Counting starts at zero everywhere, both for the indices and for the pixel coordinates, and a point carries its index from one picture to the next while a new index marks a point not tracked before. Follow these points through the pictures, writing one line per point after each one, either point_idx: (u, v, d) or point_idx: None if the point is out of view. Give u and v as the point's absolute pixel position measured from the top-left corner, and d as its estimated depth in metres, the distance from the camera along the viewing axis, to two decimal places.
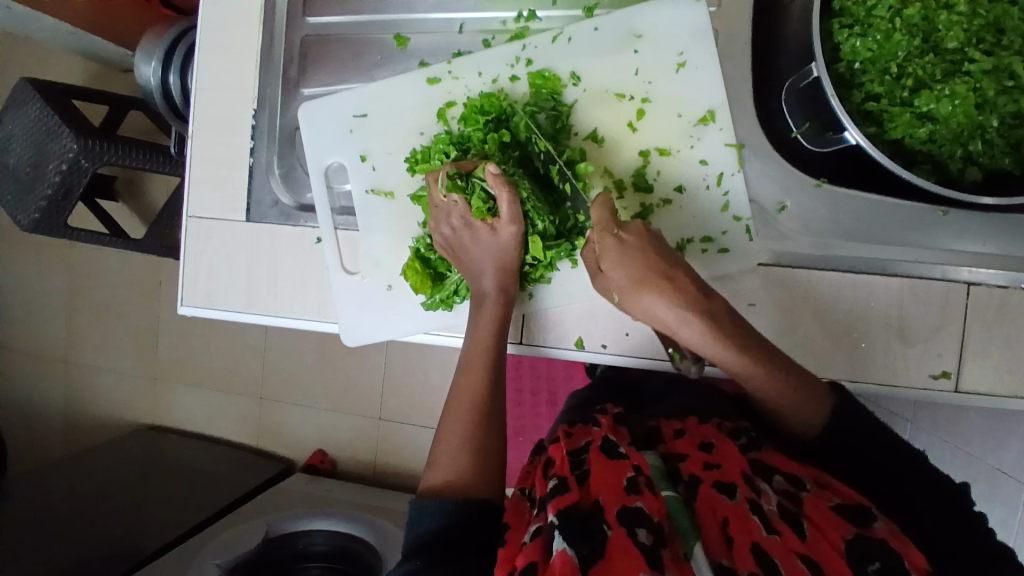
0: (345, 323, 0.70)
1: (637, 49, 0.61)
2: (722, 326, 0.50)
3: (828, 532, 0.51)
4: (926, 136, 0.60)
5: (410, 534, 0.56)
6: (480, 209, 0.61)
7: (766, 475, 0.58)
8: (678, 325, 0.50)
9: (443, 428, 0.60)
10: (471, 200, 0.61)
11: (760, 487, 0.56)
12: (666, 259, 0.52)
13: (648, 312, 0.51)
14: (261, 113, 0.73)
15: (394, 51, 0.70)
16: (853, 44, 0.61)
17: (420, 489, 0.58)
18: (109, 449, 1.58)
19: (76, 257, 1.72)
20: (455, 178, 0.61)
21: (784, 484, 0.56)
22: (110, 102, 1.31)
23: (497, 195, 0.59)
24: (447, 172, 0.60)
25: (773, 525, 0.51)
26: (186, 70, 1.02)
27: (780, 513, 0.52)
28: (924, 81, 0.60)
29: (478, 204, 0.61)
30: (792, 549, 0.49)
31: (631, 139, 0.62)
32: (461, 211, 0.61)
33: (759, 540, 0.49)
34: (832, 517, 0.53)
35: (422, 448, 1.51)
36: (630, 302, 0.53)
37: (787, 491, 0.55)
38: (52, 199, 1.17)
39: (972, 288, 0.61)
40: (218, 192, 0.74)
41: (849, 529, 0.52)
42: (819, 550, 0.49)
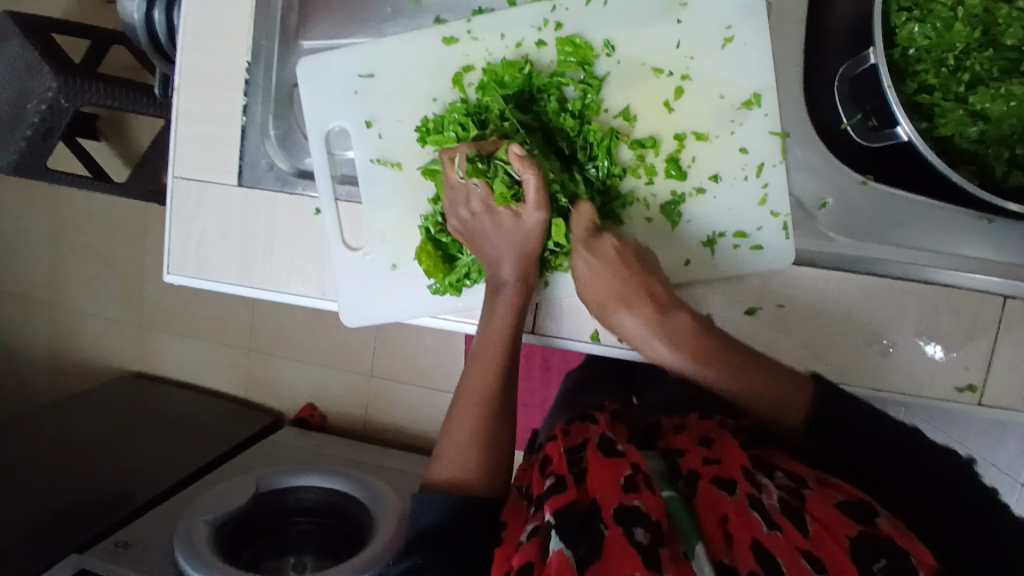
0: (345, 301, 0.65)
1: (680, 18, 0.55)
2: (695, 346, 0.54)
3: (832, 529, 0.46)
4: (975, 137, 0.55)
5: (410, 530, 0.53)
6: (503, 194, 0.56)
7: (768, 471, 0.53)
8: (653, 344, 0.54)
9: (451, 421, 0.57)
10: (493, 184, 0.56)
11: (761, 482, 0.51)
12: (636, 275, 0.55)
13: (616, 327, 0.56)
14: (255, 65, 0.66)
15: (405, 4, 0.63)
16: (912, 29, 0.55)
17: (423, 483, 0.56)
18: (95, 396, 1.55)
19: (57, 198, 1.64)
20: (475, 160, 0.56)
21: (786, 480, 0.52)
22: (92, 35, 1.21)
23: (523, 179, 0.54)
24: (466, 154, 0.56)
25: (776, 521, 0.46)
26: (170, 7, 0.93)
27: (783, 509, 0.48)
28: (980, 78, 0.56)
29: (501, 188, 0.56)
30: (794, 546, 0.44)
31: (666, 121, 0.56)
32: (481, 195, 0.57)
33: (761, 537, 0.45)
34: (836, 514, 0.47)
35: (415, 408, 1.50)
36: (605, 316, 0.57)
37: (789, 488, 0.50)
38: (31, 141, 1.09)
39: (1007, 301, 0.58)
40: (207, 150, 0.67)
41: (853, 526, 0.46)
42: (822, 547, 0.44)
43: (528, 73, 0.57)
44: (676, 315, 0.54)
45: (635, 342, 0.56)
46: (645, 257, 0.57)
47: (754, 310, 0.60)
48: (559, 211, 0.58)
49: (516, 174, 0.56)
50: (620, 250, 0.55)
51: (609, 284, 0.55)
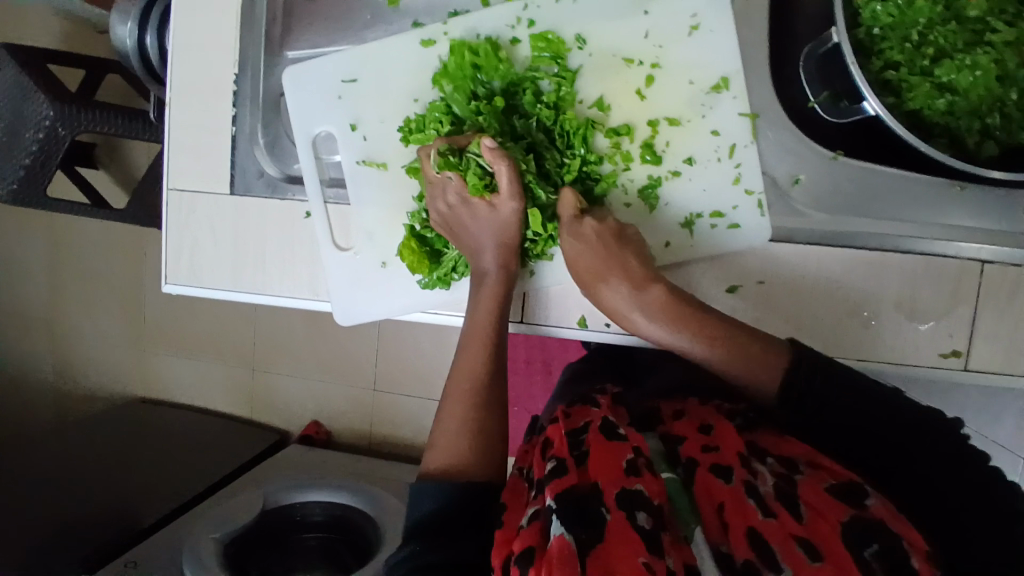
0: (338, 301, 0.67)
1: (647, 9, 0.57)
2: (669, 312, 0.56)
3: (825, 515, 0.47)
4: (945, 109, 0.57)
5: (410, 518, 0.54)
6: (478, 185, 0.58)
7: (758, 456, 0.53)
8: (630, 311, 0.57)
9: (442, 412, 0.58)
10: (467, 176, 0.58)
11: (755, 468, 0.52)
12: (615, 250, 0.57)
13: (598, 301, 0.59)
14: (243, 76, 0.68)
15: (385, 9, 0.65)
16: (874, 9, 0.58)
17: (420, 472, 0.57)
18: (100, 421, 1.57)
19: (57, 226, 1.67)
20: (447, 154, 0.58)
21: (777, 465, 0.52)
22: (86, 63, 1.24)
23: (496, 169, 0.57)
24: (438, 149, 0.57)
25: (770, 508, 0.47)
26: (161, 32, 0.98)
27: (777, 496, 0.49)
28: (945, 51, 0.57)
29: (474, 180, 0.58)
30: (789, 533, 0.45)
31: (639, 108, 0.58)
32: (457, 186, 0.59)
33: (757, 525, 0.46)
34: (829, 499, 0.48)
35: (418, 418, 1.51)
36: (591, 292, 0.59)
37: (780, 473, 0.51)
38: (30, 168, 1.12)
39: (986, 267, 0.59)
40: (199, 162, 0.69)
41: (845, 510, 0.47)
42: (816, 533, 0.45)
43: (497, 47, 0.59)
44: (653, 287, 0.56)
45: (618, 314, 0.58)
46: (631, 240, 0.58)
47: (735, 288, 0.61)
48: (537, 201, 0.60)
49: (489, 166, 0.58)
50: (600, 225, 0.57)
51: (590, 261, 0.57)
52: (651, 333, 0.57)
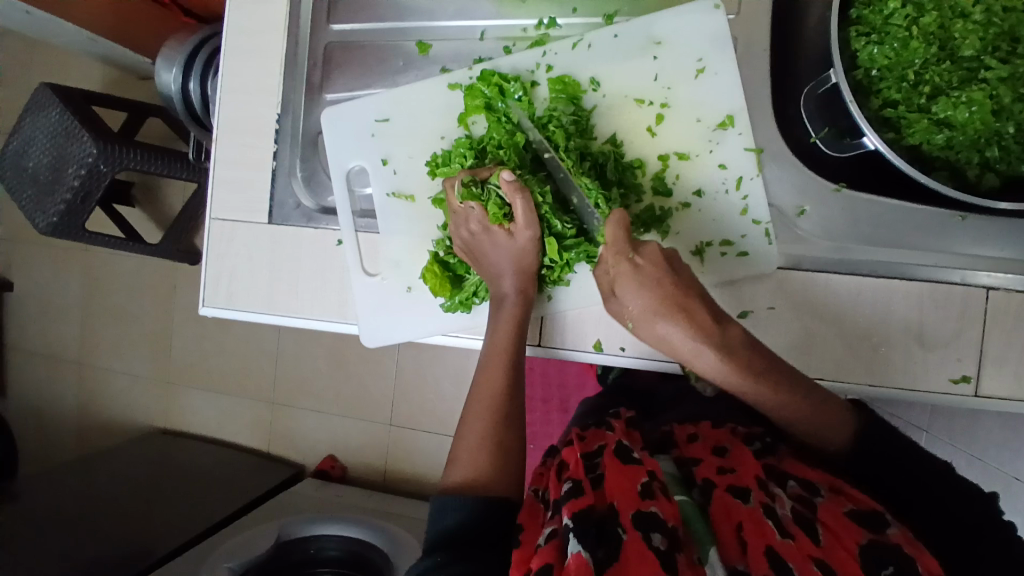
0: (364, 323, 0.70)
1: (656, 54, 0.62)
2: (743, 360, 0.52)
3: (842, 537, 0.49)
4: (943, 143, 0.61)
5: (430, 533, 0.56)
6: (496, 214, 0.62)
7: (781, 479, 0.56)
8: (696, 355, 0.52)
9: (463, 427, 0.61)
10: (487, 206, 0.62)
11: (774, 490, 0.53)
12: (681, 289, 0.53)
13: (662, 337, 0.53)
14: (284, 117, 0.74)
15: (416, 58, 0.72)
16: (871, 51, 0.62)
17: (440, 487, 0.59)
18: (122, 452, 1.59)
19: (93, 261, 1.75)
20: (470, 185, 0.62)
21: (798, 489, 0.54)
22: (132, 109, 1.34)
23: (513, 203, 0.60)
24: (462, 180, 0.62)
25: (788, 530, 0.49)
26: (204, 78, 1.06)
27: (796, 518, 0.50)
28: (941, 89, 0.61)
29: (494, 210, 0.62)
30: (806, 554, 0.47)
31: (650, 143, 0.62)
32: (478, 216, 0.62)
33: (775, 544, 0.47)
34: (847, 523, 0.50)
35: (434, 455, 1.52)
36: (643, 327, 0.54)
37: (800, 496, 0.53)
38: (71, 202, 1.20)
39: (991, 293, 0.60)
40: (241, 196, 0.75)
41: (863, 534, 0.49)
42: (834, 555, 0.47)
43: (524, 84, 0.64)
44: (729, 329, 0.52)
45: (687, 354, 0.52)
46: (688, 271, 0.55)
47: (746, 314, 0.63)
48: (553, 230, 0.63)
49: (507, 197, 0.62)
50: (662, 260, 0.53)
51: (656, 296, 0.52)
52: (725, 374, 0.52)
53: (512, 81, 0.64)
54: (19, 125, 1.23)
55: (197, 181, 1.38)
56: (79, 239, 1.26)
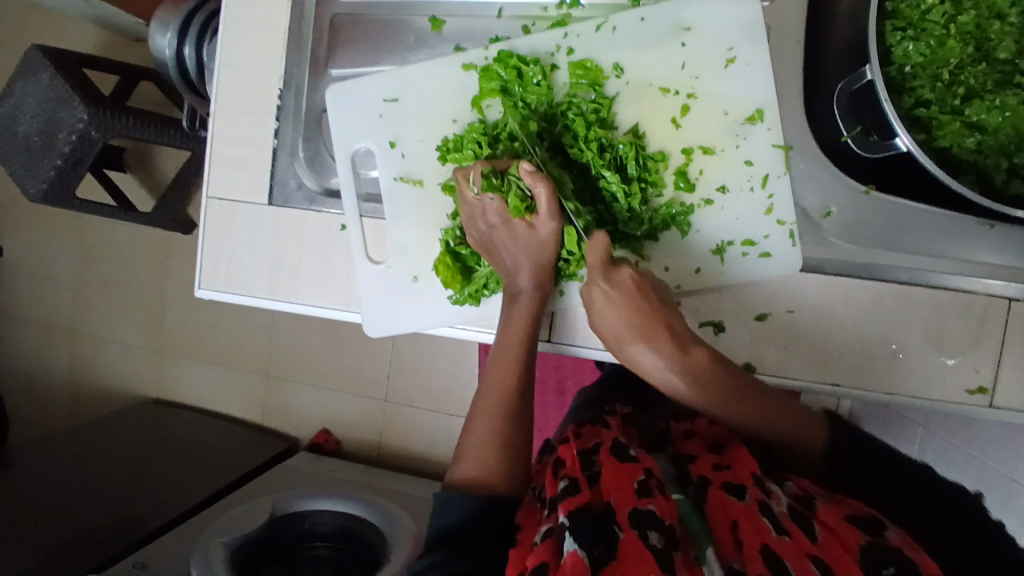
0: (368, 312, 0.68)
1: (684, 41, 0.59)
2: (710, 380, 0.52)
3: (843, 538, 0.47)
4: (974, 147, 0.58)
5: (433, 528, 0.55)
6: (518, 206, 0.59)
7: (778, 480, 0.54)
8: (664, 378, 0.52)
9: (471, 423, 0.59)
10: (508, 198, 0.59)
11: (771, 487, 0.52)
12: (647, 313, 0.53)
13: (632, 362, 0.53)
14: (287, 92, 0.70)
15: (428, 34, 0.68)
16: (906, 47, 0.58)
17: (445, 482, 0.57)
18: (113, 421, 1.58)
19: (85, 228, 1.70)
20: (489, 176, 0.59)
21: (796, 489, 0.53)
22: (125, 72, 1.29)
23: (535, 192, 0.58)
24: (481, 171, 0.59)
25: (785, 526, 0.47)
26: (202, 43, 1.02)
27: (793, 515, 0.49)
28: (975, 91, 0.58)
29: (515, 202, 0.59)
30: (803, 551, 0.45)
31: (674, 136, 0.59)
32: (497, 208, 0.60)
33: (770, 543, 0.45)
34: (847, 525, 0.48)
35: (429, 433, 1.52)
36: (617, 352, 0.55)
37: (798, 496, 0.52)
38: (62, 169, 1.16)
39: (1014, 304, 0.59)
40: (240, 173, 0.72)
41: (862, 536, 0.47)
42: (832, 554, 0.45)
43: (543, 67, 0.61)
44: (695, 351, 0.52)
45: (656, 379, 0.53)
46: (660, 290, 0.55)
47: (764, 316, 0.61)
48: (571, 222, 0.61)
49: (529, 189, 0.59)
50: (629, 284, 0.53)
51: (624, 322, 0.53)
52: (692, 398, 0.53)
53: (531, 64, 0.60)
54: (8, 88, 1.18)
55: (192, 149, 1.34)
56: (70, 207, 1.22)
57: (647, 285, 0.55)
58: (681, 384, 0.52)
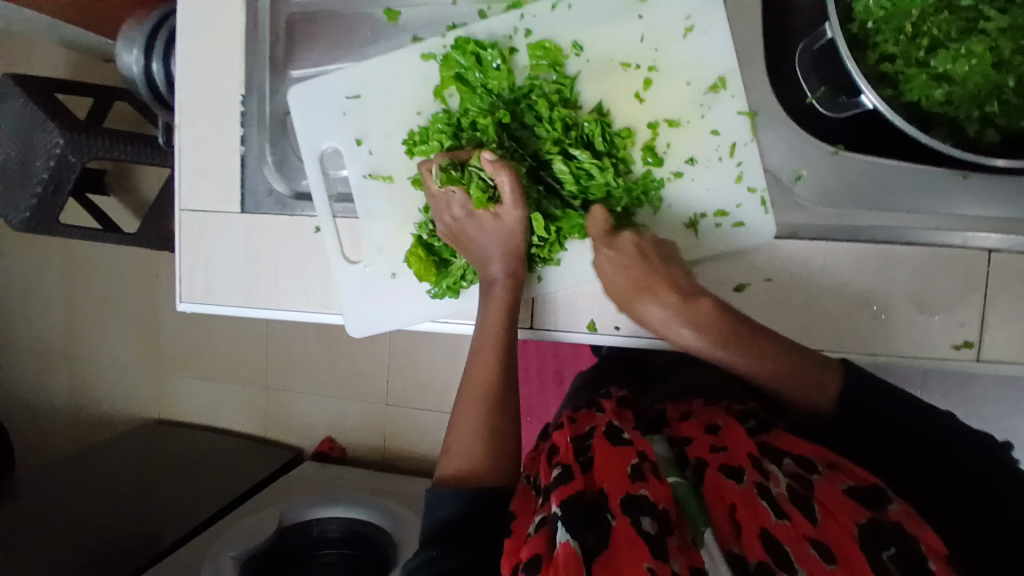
0: (349, 313, 0.68)
1: (641, 14, 0.58)
2: (716, 328, 0.54)
3: (839, 516, 0.45)
4: (942, 98, 0.57)
5: (428, 526, 0.54)
6: (480, 197, 0.59)
7: (775, 457, 0.51)
8: (671, 325, 0.55)
9: (456, 417, 0.59)
10: (470, 189, 0.60)
11: (769, 469, 0.50)
12: (649, 269, 0.56)
13: (641, 317, 0.57)
14: (250, 97, 0.69)
15: (385, 26, 0.67)
16: (866, 3, 0.58)
17: (435, 478, 0.57)
18: (115, 444, 1.58)
19: (72, 253, 1.70)
20: (449, 169, 0.59)
21: (794, 467, 0.50)
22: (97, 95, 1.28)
23: (498, 181, 0.58)
24: (440, 164, 0.59)
25: (783, 509, 0.46)
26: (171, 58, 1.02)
27: (791, 497, 0.47)
28: (940, 41, 0.57)
29: (477, 193, 0.59)
30: (801, 533, 0.44)
31: (638, 111, 0.59)
32: (461, 200, 0.61)
33: (769, 526, 0.45)
34: (845, 501, 0.47)
35: (432, 431, 1.52)
36: (628, 308, 0.58)
37: (797, 474, 0.49)
38: (43, 196, 1.16)
39: (994, 255, 0.58)
40: (210, 183, 0.71)
41: (862, 513, 0.46)
42: (831, 534, 0.44)
43: (502, 51, 0.60)
44: (701, 301, 0.55)
45: (664, 329, 0.56)
46: (666, 252, 0.58)
47: (742, 287, 0.61)
48: (535, 206, 0.61)
49: (491, 178, 0.59)
50: (632, 242, 0.57)
51: (627, 275, 0.57)
52: (702, 346, 0.54)
53: (489, 49, 0.60)
54: None
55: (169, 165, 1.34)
56: (54, 232, 1.21)
57: (651, 243, 0.58)
58: (684, 329, 0.54)
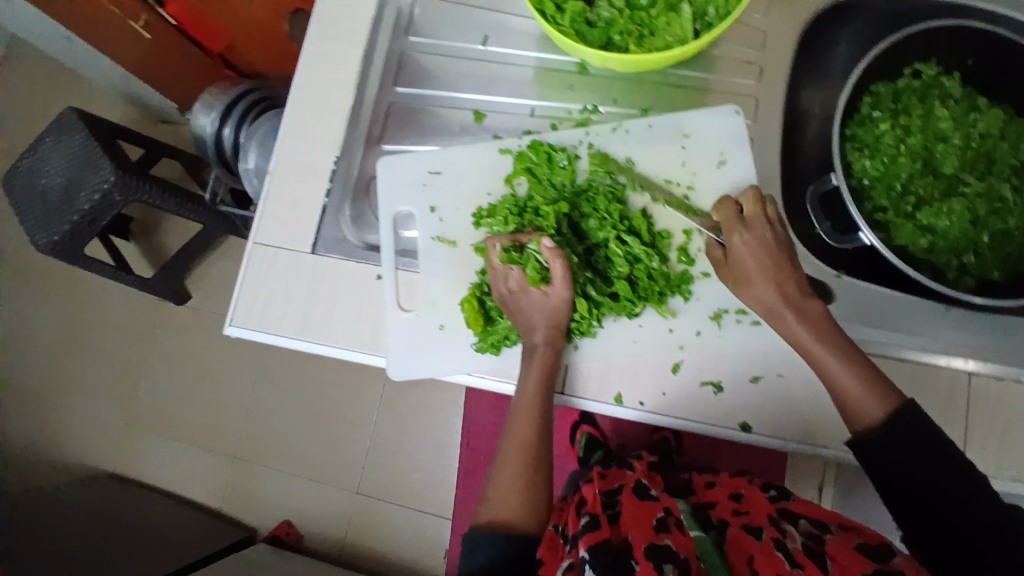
0: (393, 358, 0.73)
1: (685, 144, 0.72)
2: (824, 322, 0.60)
3: (848, 567, 0.52)
4: (927, 246, 0.74)
5: (462, 569, 0.58)
6: (535, 276, 0.68)
7: (792, 519, 0.62)
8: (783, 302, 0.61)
9: (494, 469, 0.64)
10: (526, 269, 0.69)
11: (785, 528, 0.60)
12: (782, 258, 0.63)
13: (752, 288, 0.63)
14: (341, 160, 0.79)
15: (471, 124, 0.80)
16: (863, 164, 0.76)
17: (472, 521, 0.61)
18: (58, 495, 1.46)
19: (76, 292, 1.72)
20: (510, 250, 0.69)
21: (809, 527, 0.60)
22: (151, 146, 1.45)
23: (552, 266, 0.67)
24: (503, 245, 0.69)
25: (798, 561, 0.54)
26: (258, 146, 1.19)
27: (805, 551, 0.56)
28: (925, 199, 0.74)
29: (533, 272, 0.68)
30: None
31: (677, 218, 0.70)
32: (517, 277, 0.69)
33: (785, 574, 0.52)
34: (853, 553, 0.54)
35: (401, 530, 1.46)
36: (740, 282, 0.64)
37: (812, 533, 0.59)
38: (76, 225, 1.25)
39: (973, 378, 0.67)
40: (287, 225, 0.78)
41: (868, 564, 0.52)
42: None
43: (569, 155, 0.73)
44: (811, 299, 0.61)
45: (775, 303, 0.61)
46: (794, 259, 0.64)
47: (758, 378, 0.67)
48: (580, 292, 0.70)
49: (546, 262, 0.68)
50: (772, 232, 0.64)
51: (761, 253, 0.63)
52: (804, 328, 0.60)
53: (560, 152, 0.73)
54: (37, 143, 1.28)
55: (202, 222, 1.45)
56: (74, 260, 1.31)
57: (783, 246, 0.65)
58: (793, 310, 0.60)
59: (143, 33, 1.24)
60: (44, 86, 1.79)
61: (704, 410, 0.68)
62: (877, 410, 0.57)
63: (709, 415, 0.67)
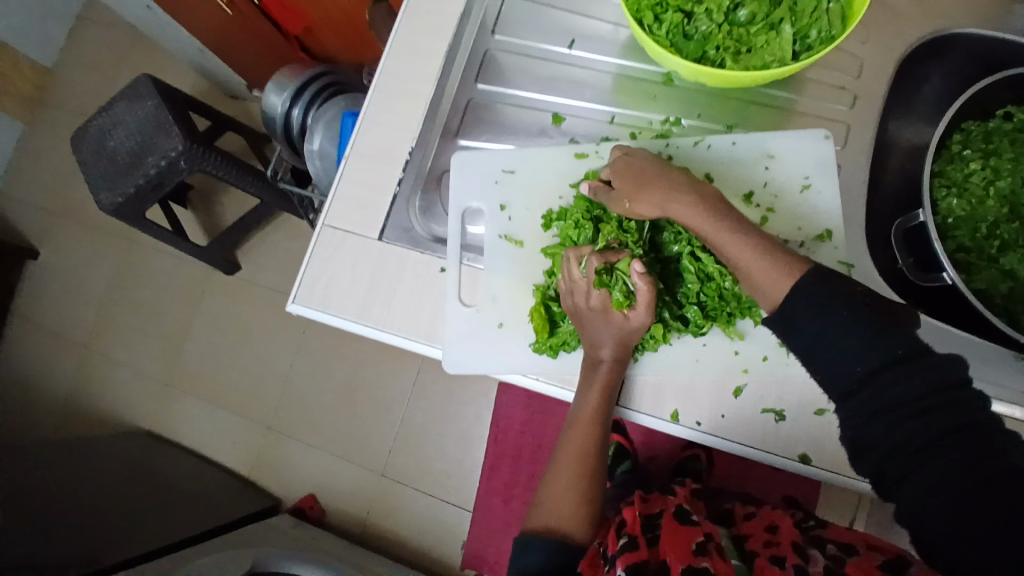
0: (450, 350, 0.74)
1: (768, 165, 0.71)
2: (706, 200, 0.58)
3: None
4: (1006, 292, 0.70)
5: (513, 565, 0.63)
6: (620, 300, 0.65)
7: (819, 544, 0.61)
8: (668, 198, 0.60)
9: (549, 477, 0.66)
10: (613, 292, 0.65)
11: (810, 553, 0.59)
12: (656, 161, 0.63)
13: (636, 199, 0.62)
14: (416, 150, 0.80)
15: (549, 126, 0.81)
16: (950, 203, 0.74)
17: (525, 526, 0.65)
18: (101, 444, 1.51)
19: (132, 251, 1.79)
20: (602, 273, 0.65)
21: (836, 551, 0.59)
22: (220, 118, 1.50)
23: (639, 290, 0.64)
24: (596, 268, 0.65)
25: None
26: (327, 128, 1.21)
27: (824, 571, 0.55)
28: (1009, 244, 0.71)
29: (619, 295, 0.65)
30: None
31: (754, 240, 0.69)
32: (601, 297, 0.66)
33: None
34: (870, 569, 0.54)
35: (421, 517, 1.47)
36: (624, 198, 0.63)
37: (836, 556, 0.58)
38: (141, 187, 1.29)
39: None
40: (359, 209, 0.79)
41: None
42: None
43: None
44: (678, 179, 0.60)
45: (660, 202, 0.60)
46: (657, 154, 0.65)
47: (823, 412, 0.66)
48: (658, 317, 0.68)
49: (634, 285, 0.65)
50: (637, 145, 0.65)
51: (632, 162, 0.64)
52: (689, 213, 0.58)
53: None
54: (110, 105, 1.33)
55: (261, 197, 1.48)
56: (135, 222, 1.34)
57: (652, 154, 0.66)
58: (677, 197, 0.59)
59: (227, 9, 1.25)
60: (118, 49, 1.86)
61: (762, 437, 0.66)
62: (781, 273, 0.55)
63: (766, 442, 0.66)
